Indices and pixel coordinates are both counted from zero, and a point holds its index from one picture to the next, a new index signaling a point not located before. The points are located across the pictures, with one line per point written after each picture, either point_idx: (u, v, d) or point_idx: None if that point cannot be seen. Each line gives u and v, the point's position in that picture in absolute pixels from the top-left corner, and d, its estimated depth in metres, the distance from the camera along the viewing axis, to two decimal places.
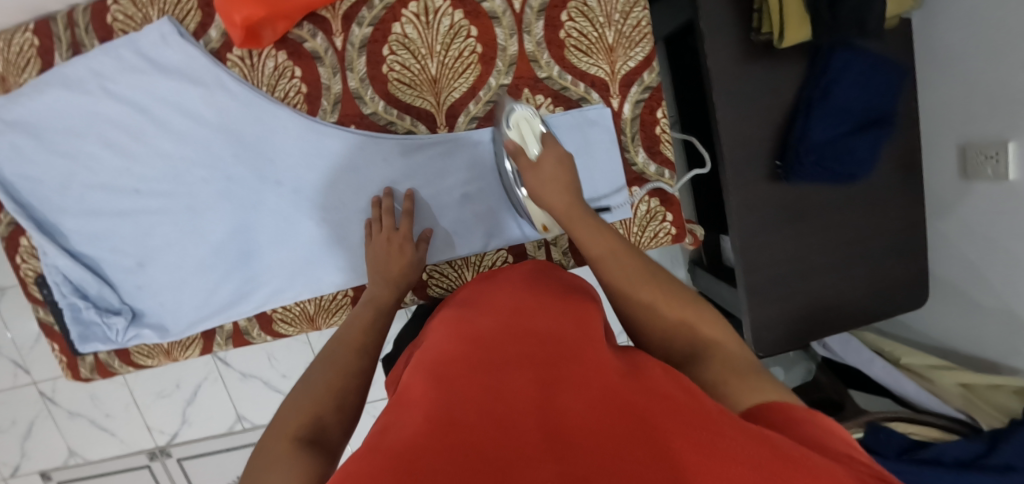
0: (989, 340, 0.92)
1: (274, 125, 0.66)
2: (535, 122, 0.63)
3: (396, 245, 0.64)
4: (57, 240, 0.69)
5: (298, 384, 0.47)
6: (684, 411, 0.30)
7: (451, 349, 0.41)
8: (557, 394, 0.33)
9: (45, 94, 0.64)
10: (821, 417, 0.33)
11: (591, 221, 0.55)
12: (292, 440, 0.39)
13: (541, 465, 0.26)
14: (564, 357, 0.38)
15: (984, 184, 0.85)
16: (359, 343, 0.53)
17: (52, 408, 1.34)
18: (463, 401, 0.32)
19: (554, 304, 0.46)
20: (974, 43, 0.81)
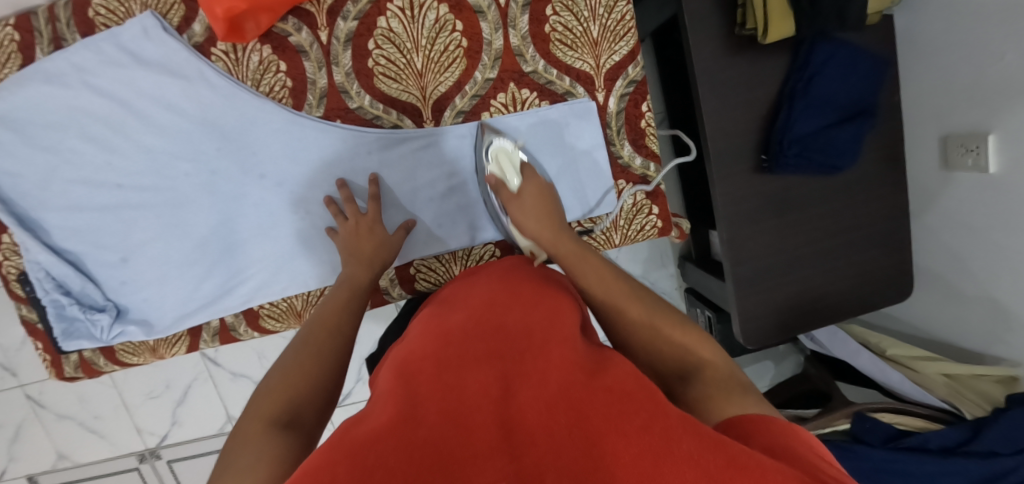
0: (972, 330, 0.93)
1: (256, 117, 0.66)
2: (514, 155, 0.65)
3: (365, 228, 0.65)
4: (39, 236, 0.68)
5: (272, 369, 0.48)
6: (620, 403, 0.34)
7: (423, 345, 0.45)
8: (511, 391, 0.38)
9: (24, 89, 0.63)
10: (779, 423, 0.36)
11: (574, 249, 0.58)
12: (264, 422, 0.41)
13: (485, 461, 0.31)
14: (525, 356, 0.42)
15: (964, 175, 0.87)
16: (333, 323, 0.54)
17: (39, 411, 1.32)
18: (427, 398, 0.37)
19: (522, 300, 0.50)
20: (954, 38, 0.82)
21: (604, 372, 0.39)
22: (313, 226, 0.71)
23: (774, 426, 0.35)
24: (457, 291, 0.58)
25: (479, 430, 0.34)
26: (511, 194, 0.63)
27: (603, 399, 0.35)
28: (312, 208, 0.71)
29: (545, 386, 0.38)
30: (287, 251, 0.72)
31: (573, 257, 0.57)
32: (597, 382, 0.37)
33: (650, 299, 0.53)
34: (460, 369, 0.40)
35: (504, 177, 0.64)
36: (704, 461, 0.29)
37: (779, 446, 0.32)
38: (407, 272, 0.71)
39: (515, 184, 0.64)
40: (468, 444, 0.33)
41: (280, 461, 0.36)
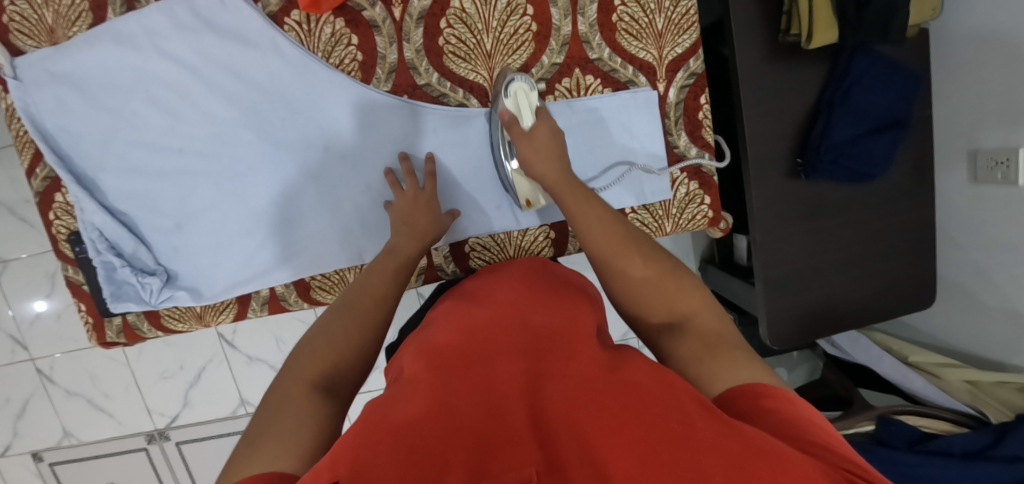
0: (994, 339, 0.96)
1: (323, 89, 0.66)
2: (532, 96, 0.63)
3: (420, 203, 0.65)
4: (95, 196, 0.67)
5: (318, 329, 0.52)
6: (651, 397, 0.35)
7: (450, 339, 0.46)
8: (541, 386, 0.38)
9: (94, 49, 0.63)
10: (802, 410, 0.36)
11: (580, 193, 0.59)
12: (306, 384, 0.44)
13: (517, 448, 0.32)
14: (550, 354, 0.43)
15: (992, 187, 0.89)
16: (381, 293, 0.56)
17: (48, 387, 1.30)
18: (456, 389, 0.38)
19: (547, 301, 0.52)
20: (987, 51, 0.84)
21: (627, 369, 0.40)
22: (370, 201, 0.71)
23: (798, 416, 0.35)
24: (482, 286, 0.59)
25: (509, 422, 0.34)
26: (523, 133, 0.61)
27: (628, 392, 0.36)
28: (370, 183, 0.71)
29: (571, 380, 0.38)
30: (341, 224, 0.71)
31: (579, 205, 0.58)
32: (622, 379, 0.38)
33: (649, 249, 0.56)
34: (489, 364, 0.41)
35: (520, 115, 0.62)
36: (727, 449, 0.29)
37: (797, 434, 0.33)
38: (462, 249, 0.72)
39: (528, 123, 0.62)
40: (499, 433, 0.33)
41: (316, 423, 0.40)
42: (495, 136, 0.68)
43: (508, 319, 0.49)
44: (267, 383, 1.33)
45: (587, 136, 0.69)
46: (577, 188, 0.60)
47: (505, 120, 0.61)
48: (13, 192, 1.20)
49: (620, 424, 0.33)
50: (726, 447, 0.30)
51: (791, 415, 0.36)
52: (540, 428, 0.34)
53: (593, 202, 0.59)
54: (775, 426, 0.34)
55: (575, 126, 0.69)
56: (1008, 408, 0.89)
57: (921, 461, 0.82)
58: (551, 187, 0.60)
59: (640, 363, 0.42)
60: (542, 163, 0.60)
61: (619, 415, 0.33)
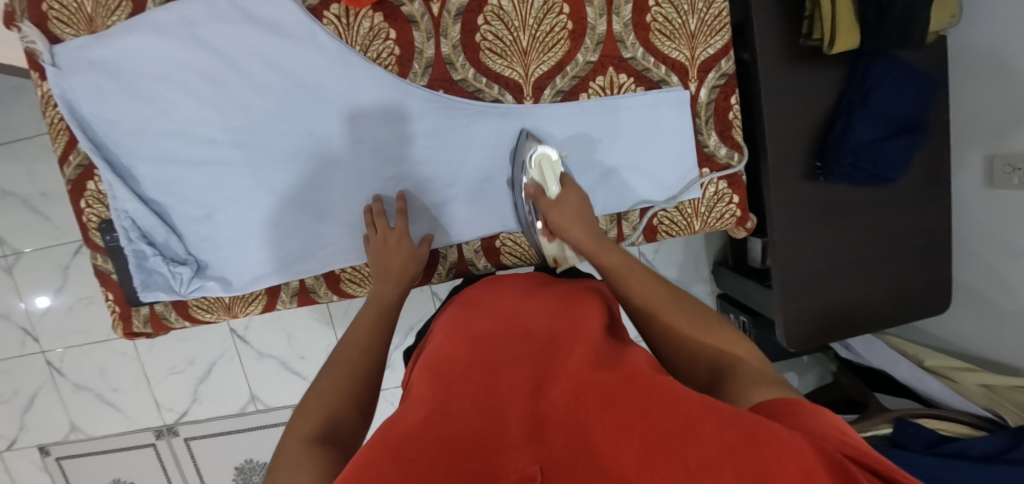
0: (1009, 343, 0.97)
1: (360, 82, 0.67)
2: (556, 164, 0.68)
3: (393, 241, 0.68)
4: (128, 184, 0.67)
5: (310, 390, 0.52)
6: (644, 389, 0.36)
7: (452, 349, 0.48)
8: (540, 390, 0.40)
9: (131, 37, 0.62)
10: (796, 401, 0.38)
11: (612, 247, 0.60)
12: (302, 438, 0.45)
13: (520, 450, 0.34)
14: (550, 359, 0.44)
15: (1009, 192, 0.90)
16: (365, 343, 0.58)
17: (57, 380, 1.29)
18: (457, 397, 0.40)
19: (547, 310, 0.53)
20: (1008, 58, 0.85)
21: (621, 366, 0.41)
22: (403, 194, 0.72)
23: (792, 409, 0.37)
24: (481, 297, 0.61)
25: (511, 424, 0.36)
26: (550, 202, 0.65)
27: (624, 387, 0.37)
28: (404, 176, 0.72)
29: (569, 381, 0.40)
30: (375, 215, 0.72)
31: (611, 255, 0.59)
32: (619, 374, 0.39)
33: (688, 300, 0.54)
34: (489, 369, 0.43)
35: (544, 183, 0.66)
36: (725, 435, 0.31)
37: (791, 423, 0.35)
38: (492, 244, 0.75)
39: (555, 192, 0.66)
40: (501, 438, 0.35)
41: (316, 470, 0.40)
42: (518, 197, 0.71)
43: (507, 327, 0.50)
44: (278, 380, 1.33)
45: (609, 192, 0.72)
46: (609, 246, 0.61)
47: (531, 193, 0.66)
48: (29, 185, 1.20)
49: (616, 420, 0.34)
50: (723, 432, 0.31)
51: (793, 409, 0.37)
52: (541, 429, 0.36)
53: (627, 258, 0.59)
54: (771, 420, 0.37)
55: (596, 184, 0.72)
56: None
57: (938, 463, 0.83)
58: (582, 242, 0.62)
59: (636, 362, 0.43)
60: (574, 227, 0.62)
61: (615, 411, 0.35)
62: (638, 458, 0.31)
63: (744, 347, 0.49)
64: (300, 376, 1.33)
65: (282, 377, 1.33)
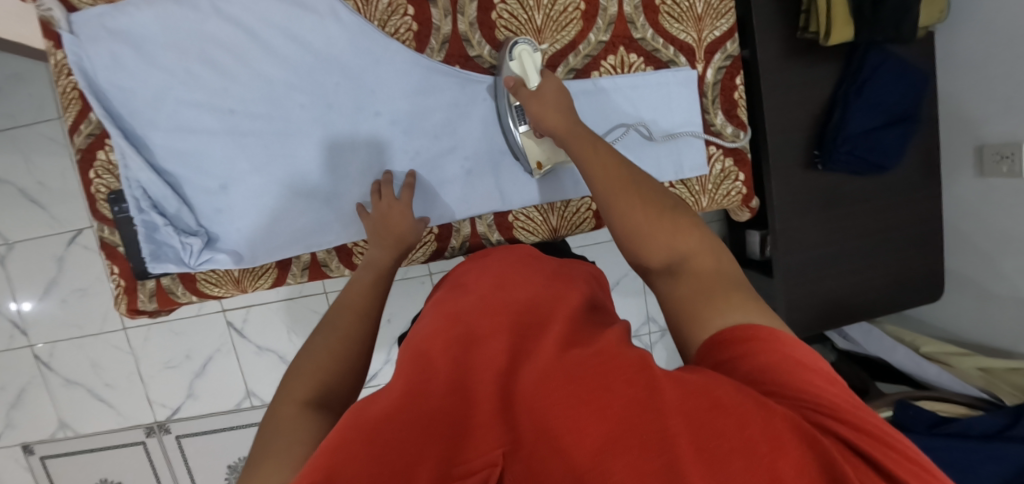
0: (1002, 328, 1.00)
1: (379, 56, 0.69)
2: (535, 58, 0.68)
3: (397, 211, 0.68)
4: (141, 152, 0.66)
5: (303, 353, 0.51)
6: (623, 373, 0.34)
7: (434, 324, 0.46)
8: (518, 366, 0.38)
9: (154, 7, 0.62)
10: (782, 345, 0.37)
11: (585, 138, 0.60)
12: (297, 404, 0.44)
13: (491, 434, 0.33)
14: (528, 333, 0.42)
15: (999, 181, 0.94)
16: (361, 307, 0.57)
17: (46, 375, 1.25)
18: (434, 375, 0.38)
19: (533, 281, 0.51)
20: (991, 51, 0.90)
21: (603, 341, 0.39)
22: (418, 167, 0.74)
23: (779, 360, 0.35)
24: (468, 270, 0.57)
25: (480, 403, 0.35)
26: (530, 93, 0.65)
27: (598, 365, 0.36)
28: (419, 149, 0.74)
29: (543, 357, 0.38)
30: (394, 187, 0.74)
31: (584, 147, 0.59)
32: (593, 349, 0.37)
33: (653, 191, 0.55)
34: (468, 346, 0.41)
35: (526, 77, 0.66)
36: (689, 405, 0.32)
37: (785, 390, 0.34)
38: (506, 219, 0.78)
39: (535, 84, 0.66)
40: (473, 420, 0.34)
41: (314, 438, 0.40)
42: (500, 101, 0.72)
43: (491, 298, 0.47)
44: (275, 375, 1.30)
45: (587, 103, 0.73)
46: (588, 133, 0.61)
47: (512, 85, 0.66)
48: (25, 174, 1.17)
49: (586, 398, 0.33)
50: (689, 404, 0.32)
51: (780, 359, 0.35)
52: (512, 407, 0.35)
53: (598, 145, 0.60)
54: (751, 375, 0.35)
55: None
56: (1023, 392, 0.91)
57: (941, 444, 0.84)
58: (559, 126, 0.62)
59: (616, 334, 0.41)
60: (554, 115, 0.63)
61: (588, 388, 0.34)
62: (604, 436, 0.31)
63: (700, 237, 0.50)
64: None
65: (280, 372, 1.30)
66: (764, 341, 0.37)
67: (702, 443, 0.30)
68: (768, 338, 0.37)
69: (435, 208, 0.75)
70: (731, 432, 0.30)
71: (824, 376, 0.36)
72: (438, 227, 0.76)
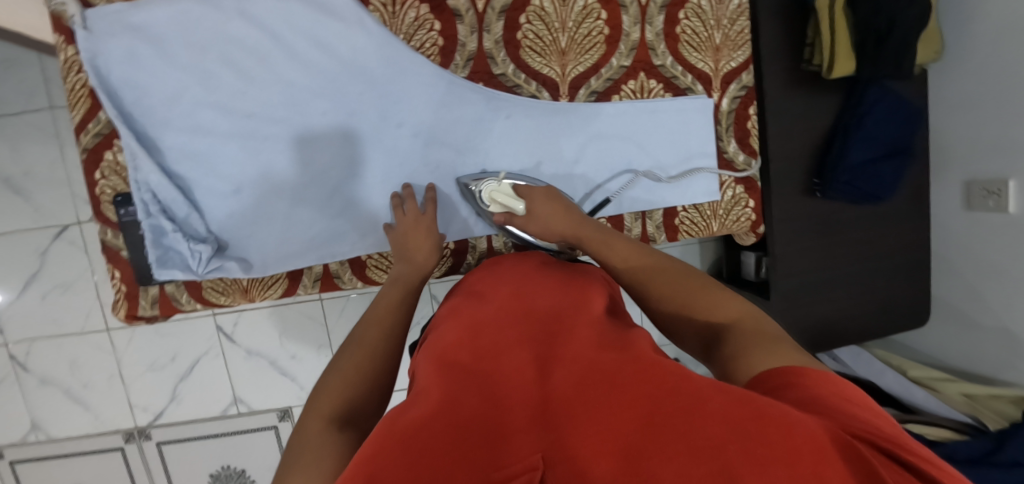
0: (984, 355, 1.05)
1: (404, 69, 0.69)
2: (501, 184, 0.70)
3: (422, 226, 0.68)
4: (152, 154, 0.64)
5: (330, 368, 0.51)
6: (657, 377, 0.34)
7: (455, 333, 0.45)
8: (548, 374, 0.38)
9: (175, 6, 0.61)
10: (835, 384, 0.34)
11: (599, 232, 0.62)
12: (324, 419, 0.42)
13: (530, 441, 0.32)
14: (553, 340, 0.42)
15: (985, 215, 0.99)
16: (387, 323, 0.57)
17: (21, 375, 1.20)
18: (466, 384, 0.37)
19: (553, 288, 0.50)
20: (980, 92, 0.95)
21: (631, 346, 0.39)
22: (437, 181, 0.74)
23: (839, 393, 0.33)
24: (485, 278, 0.56)
25: (513, 409, 0.35)
26: (524, 219, 0.67)
27: (631, 368, 0.35)
28: (439, 163, 0.74)
29: (574, 363, 0.38)
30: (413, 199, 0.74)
31: (602, 241, 0.61)
32: (624, 355, 0.37)
33: (680, 268, 0.56)
34: (495, 357, 0.40)
35: (511, 208, 0.69)
36: (730, 413, 0.28)
37: (848, 418, 0.30)
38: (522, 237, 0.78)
39: (522, 209, 0.68)
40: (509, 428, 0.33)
41: (341, 450, 0.38)
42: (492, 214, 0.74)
43: (513, 307, 0.47)
44: (264, 382, 1.27)
45: (599, 150, 0.77)
46: (595, 228, 0.63)
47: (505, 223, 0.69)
48: (11, 165, 1.12)
49: (622, 400, 0.33)
50: (728, 410, 0.29)
51: (829, 392, 0.33)
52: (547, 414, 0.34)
53: (614, 235, 0.62)
54: (805, 399, 0.33)
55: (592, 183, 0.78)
56: (1003, 418, 0.97)
57: None
58: (565, 234, 0.64)
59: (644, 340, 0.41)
60: (556, 223, 0.65)
61: (621, 391, 0.34)
62: (638, 436, 0.31)
63: (739, 304, 0.48)
64: (289, 379, 1.27)
65: (268, 379, 1.27)
66: (815, 376, 0.35)
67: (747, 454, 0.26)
68: (817, 375, 0.35)
69: (453, 223, 0.75)
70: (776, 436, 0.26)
71: (873, 412, 0.33)
72: (455, 243, 0.76)
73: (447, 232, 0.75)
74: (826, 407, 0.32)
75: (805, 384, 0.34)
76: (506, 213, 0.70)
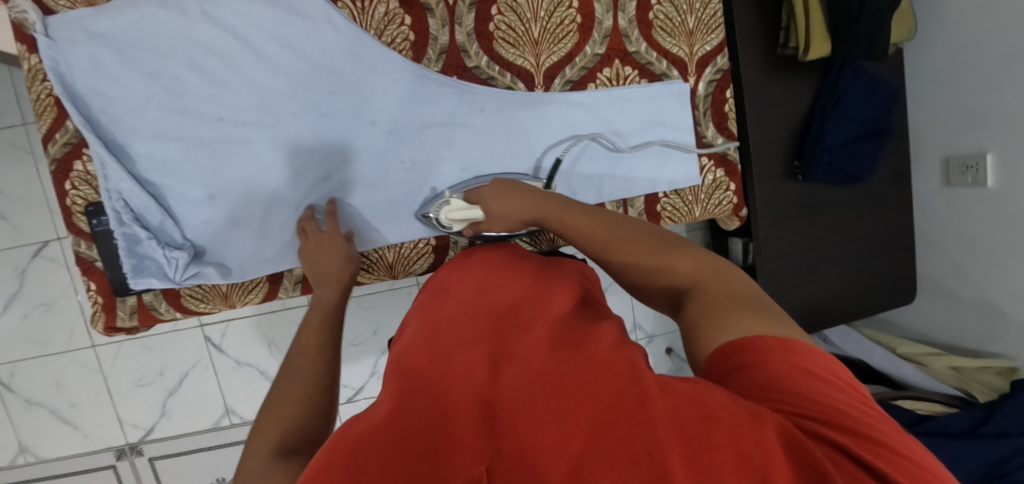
0: (970, 329, 1.06)
1: (376, 65, 0.68)
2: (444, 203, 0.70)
3: (326, 242, 0.67)
4: (122, 162, 0.63)
5: (266, 407, 0.51)
6: (609, 378, 0.33)
7: (416, 336, 0.45)
8: (499, 375, 0.37)
9: (138, 10, 0.59)
10: (791, 357, 0.34)
11: (555, 202, 0.62)
12: (263, 456, 0.43)
13: (474, 446, 0.32)
14: (511, 340, 0.42)
15: (964, 190, 1.00)
16: (315, 348, 0.58)
17: (5, 397, 1.18)
18: (417, 393, 0.37)
19: (517, 284, 0.50)
20: (953, 68, 0.96)
21: (587, 343, 0.38)
22: (416, 178, 0.74)
23: (796, 367, 0.34)
24: (452, 273, 0.56)
25: (462, 413, 0.35)
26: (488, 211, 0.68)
27: (583, 368, 0.34)
28: (417, 159, 0.74)
29: (526, 363, 0.37)
30: (391, 197, 0.74)
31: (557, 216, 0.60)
32: (580, 354, 0.36)
33: (641, 229, 0.57)
34: (450, 360, 0.40)
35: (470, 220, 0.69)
36: (680, 415, 0.29)
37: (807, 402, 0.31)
38: None
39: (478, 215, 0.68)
40: (457, 434, 0.33)
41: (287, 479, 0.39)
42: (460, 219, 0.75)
43: (473, 306, 0.47)
44: (256, 391, 1.25)
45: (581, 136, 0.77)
46: (551, 200, 0.62)
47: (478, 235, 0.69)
48: None
49: (572, 405, 0.32)
50: (678, 415, 0.29)
51: (789, 368, 0.33)
52: (493, 417, 0.34)
53: (573, 205, 0.61)
54: (761, 381, 0.33)
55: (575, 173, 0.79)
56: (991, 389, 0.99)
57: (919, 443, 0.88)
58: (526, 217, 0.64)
59: (604, 333, 0.40)
60: (513, 200, 0.64)
61: (570, 394, 0.33)
62: (587, 444, 0.30)
63: (699, 262, 0.49)
64: None
65: (260, 387, 1.26)
66: (771, 353, 0.35)
67: (692, 457, 0.27)
68: (773, 348, 0.35)
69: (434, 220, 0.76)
70: (726, 446, 0.27)
71: (839, 387, 0.33)
72: (435, 238, 0.77)
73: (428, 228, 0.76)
74: (784, 388, 0.32)
75: (766, 369, 0.34)
76: (471, 225, 0.70)
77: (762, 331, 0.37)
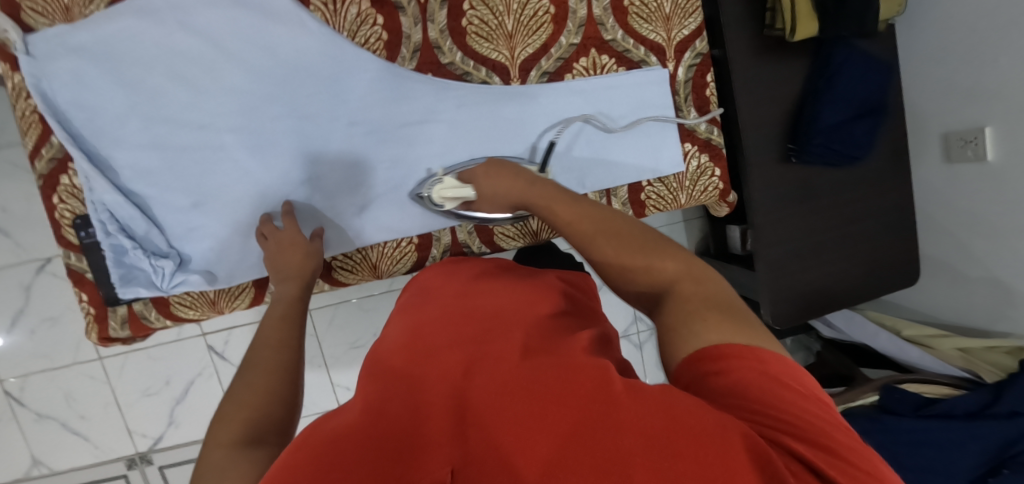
0: (977, 307, 1.03)
1: (352, 66, 0.68)
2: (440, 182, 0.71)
3: (289, 241, 0.67)
4: (106, 174, 0.64)
5: (227, 398, 0.51)
6: (581, 388, 0.32)
7: (399, 338, 0.45)
8: (473, 377, 0.37)
9: (114, 22, 0.60)
10: (772, 366, 0.34)
11: (549, 188, 0.63)
12: (228, 446, 0.44)
13: (442, 448, 0.31)
14: (487, 341, 0.41)
15: (964, 166, 0.97)
16: (281, 337, 0.59)
17: (18, 411, 1.20)
18: (395, 395, 0.37)
19: (501, 289, 0.49)
20: (947, 40, 0.94)
21: (561, 350, 0.38)
22: (398, 178, 0.75)
23: (773, 375, 0.33)
24: (435, 276, 0.56)
25: (434, 414, 0.35)
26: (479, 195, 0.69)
27: (557, 375, 0.34)
28: (399, 158, 0.74)
29: (501, 365, 0.37)
30: (375, 197, 0.74)
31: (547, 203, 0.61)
32: (555, 361, 0.36)
33: (627, 222, 0.55)
34: (428, 361, 0.40)
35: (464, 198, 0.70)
36: (647, 422, 0.29)
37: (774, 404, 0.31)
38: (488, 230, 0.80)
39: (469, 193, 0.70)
40: (428, 434, 0.33)
41: (247, 468, 0.41)
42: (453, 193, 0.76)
43: (455, 309, 0.47)
44: None
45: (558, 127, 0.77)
46: (540, 186, 0.64)
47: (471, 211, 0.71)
48: None
49: (544, 410, 0.32)
50: (647, 422, 0.29)
51: (762, 377, 0.33)
52: (463, 418, 0.34)
53: (565, 194, 0.61)
54: (733, 388, 0.33)
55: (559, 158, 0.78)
56: (1001, 369, 0.95)
57: (924, 427, 0.87)
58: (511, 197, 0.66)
59: (581, 342, 0.40)
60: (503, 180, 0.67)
61: (544, 400, 0.33)
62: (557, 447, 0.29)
63: (682, 261, 0.48)
64: None
65: None
66: (744, 357, 0.34)
67: (659, 464, 0.26)
68: (751, 357, 0.34)
69: (417, 219, 0.77)
70: (692, 453, 0.26)
71: (810, 397, 0.33)
72: (418, 236, 0.78)
73: (412, 227, 0.77)
74: (755, 395, 0.32)
75: (742, 372, 0.33)
76: (463, 204, 0.71)
77: (731, 338, 0.36)
